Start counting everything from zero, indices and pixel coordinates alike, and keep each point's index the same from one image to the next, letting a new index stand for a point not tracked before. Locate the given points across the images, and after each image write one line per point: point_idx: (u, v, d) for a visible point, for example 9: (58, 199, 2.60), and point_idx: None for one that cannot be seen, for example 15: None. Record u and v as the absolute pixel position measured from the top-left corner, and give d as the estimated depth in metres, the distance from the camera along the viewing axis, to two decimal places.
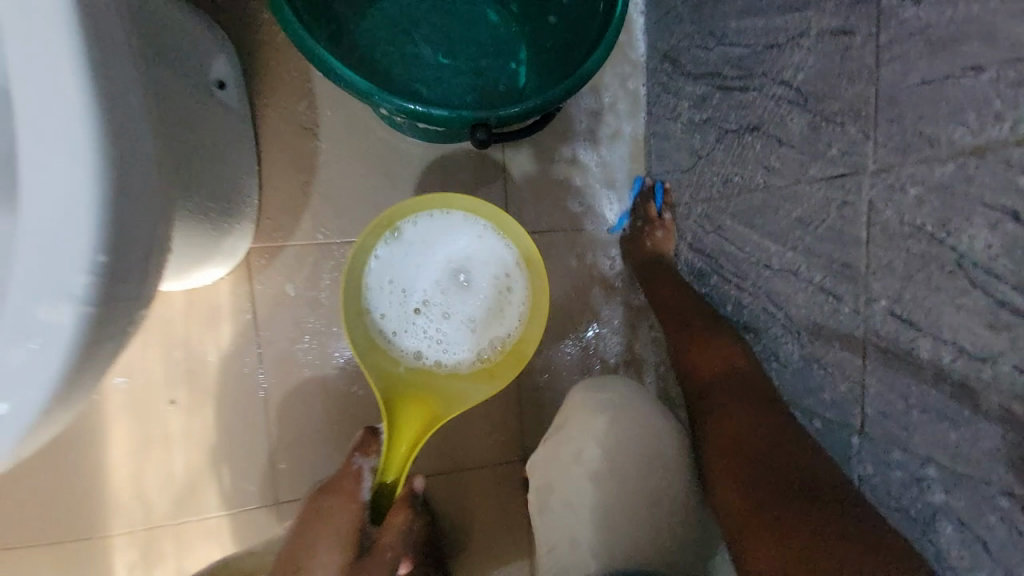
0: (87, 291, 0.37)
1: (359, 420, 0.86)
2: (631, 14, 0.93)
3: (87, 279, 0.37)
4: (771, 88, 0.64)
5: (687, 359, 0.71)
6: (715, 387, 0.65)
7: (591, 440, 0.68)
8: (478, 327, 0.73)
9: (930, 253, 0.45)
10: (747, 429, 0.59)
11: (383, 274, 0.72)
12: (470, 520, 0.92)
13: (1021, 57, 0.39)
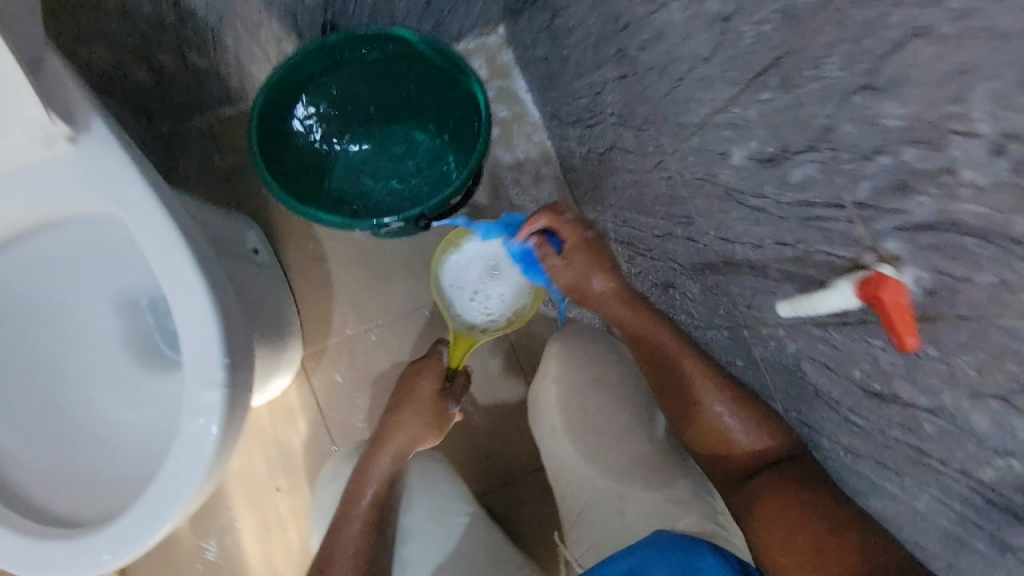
0: (222, 379, 0.63)
1: None
2: (519, 94, 1.23)
3: (220, 374, 0.63)
4: (609, 117, 0.89)
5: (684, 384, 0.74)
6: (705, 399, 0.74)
7: (559, 371, 0.86)
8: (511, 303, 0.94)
9: (716, 192, 0.66)
10: (718, 439, 0.71)
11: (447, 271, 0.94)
12: (528, 518, 1.09)
13: (694, 67, 0.62)
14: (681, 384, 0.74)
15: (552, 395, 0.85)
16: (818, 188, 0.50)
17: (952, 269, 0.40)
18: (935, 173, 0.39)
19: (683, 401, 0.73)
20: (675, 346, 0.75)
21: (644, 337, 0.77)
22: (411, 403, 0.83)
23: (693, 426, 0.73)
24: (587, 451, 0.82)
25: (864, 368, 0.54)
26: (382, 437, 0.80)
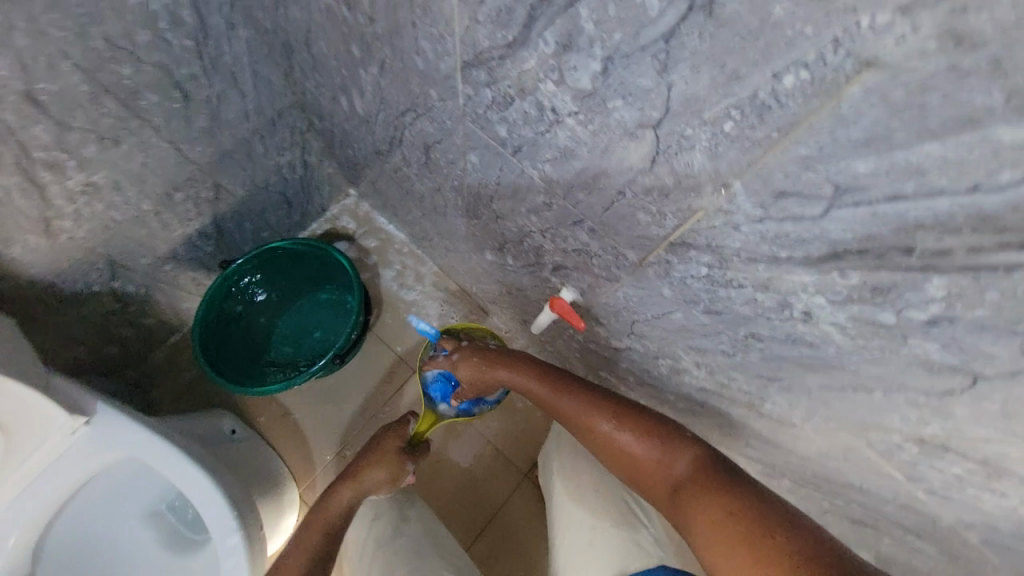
0: (237, 527, 0.93)
1: None
2: (384, 226, 1.61)
3: (234, 524, 0.93)
4: (435, 232, 1.27)
5: (589, 423, 0.83)
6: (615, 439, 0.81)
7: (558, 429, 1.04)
8: None
9: (498, 265, 1.04)
10: (642, 464, 0.79)
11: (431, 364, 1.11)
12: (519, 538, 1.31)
13: (445, 207, 1.00)
14: (609, 430, 0.81)
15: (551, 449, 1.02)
16: (522, 256, 0.88)
17: (576, 283, 0.77)
18: (540, 246, 0.77)
19: (611, 441, 0.81)
20: (585, 402, 0.84)
21: (566, 404, 0.85)
22: (381, 451, 1.00)
23: (625, 461, 0.80)
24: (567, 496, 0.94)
25: (601, 336, 0.89)
26: (354, 480, 0.96)
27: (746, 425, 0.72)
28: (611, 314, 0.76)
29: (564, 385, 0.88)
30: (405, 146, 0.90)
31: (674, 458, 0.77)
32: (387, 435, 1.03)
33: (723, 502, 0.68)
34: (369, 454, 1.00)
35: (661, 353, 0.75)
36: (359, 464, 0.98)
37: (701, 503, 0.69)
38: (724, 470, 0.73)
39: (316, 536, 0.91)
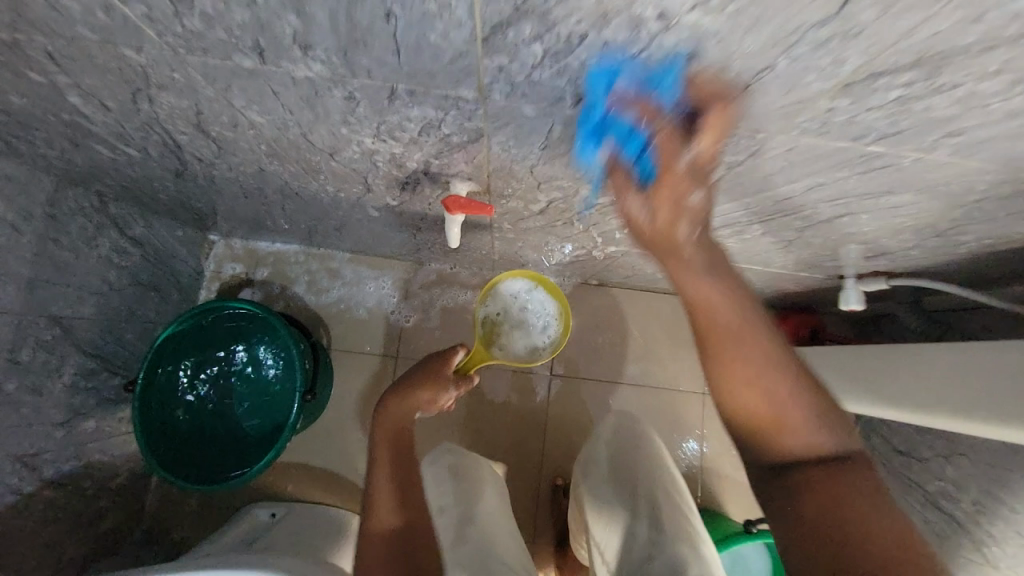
0: None
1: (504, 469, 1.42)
2: (270, 249, 1.47)
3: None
4: (312, 221, 1.15)
5: (740, 363, 0.58)
6: (772, 400, 0.58)
7: (607, 425, 1.08)
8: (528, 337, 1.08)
9: (384, 208, 0.92)
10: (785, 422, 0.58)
11: (493, 309, 1.09)
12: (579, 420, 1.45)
13: (290, 187, 0.87)
14: (779, 373, 0.58)
15: (593, 452, 1.06)
16: (390, 186, 0.78)
17: (452, 170, 0.67)
18: (392, 155, 0.64)
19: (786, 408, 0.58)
20: (757, 320, 0.59)
21: (723, 323, 0.59)
22: (432, 376, 0.98)
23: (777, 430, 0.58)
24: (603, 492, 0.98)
25: (513, 211, 0.84)
26: (406, 393, 0.97)
27: None
28: (506, 179, 0.67)
29: (745, 301, 0.59)
30: (188, 146, 0.72)
31: (822, 445, 0.57)
32: (440, 361, 1.00)
33: (875, 536, 0.51)
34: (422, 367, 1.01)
35: (573, 186, 0.67)
36: (414, 384, 0.97)
37: (832, 527, 0.52)
38: (869, 498, 0.53)
39: (385, 453, 0.91)
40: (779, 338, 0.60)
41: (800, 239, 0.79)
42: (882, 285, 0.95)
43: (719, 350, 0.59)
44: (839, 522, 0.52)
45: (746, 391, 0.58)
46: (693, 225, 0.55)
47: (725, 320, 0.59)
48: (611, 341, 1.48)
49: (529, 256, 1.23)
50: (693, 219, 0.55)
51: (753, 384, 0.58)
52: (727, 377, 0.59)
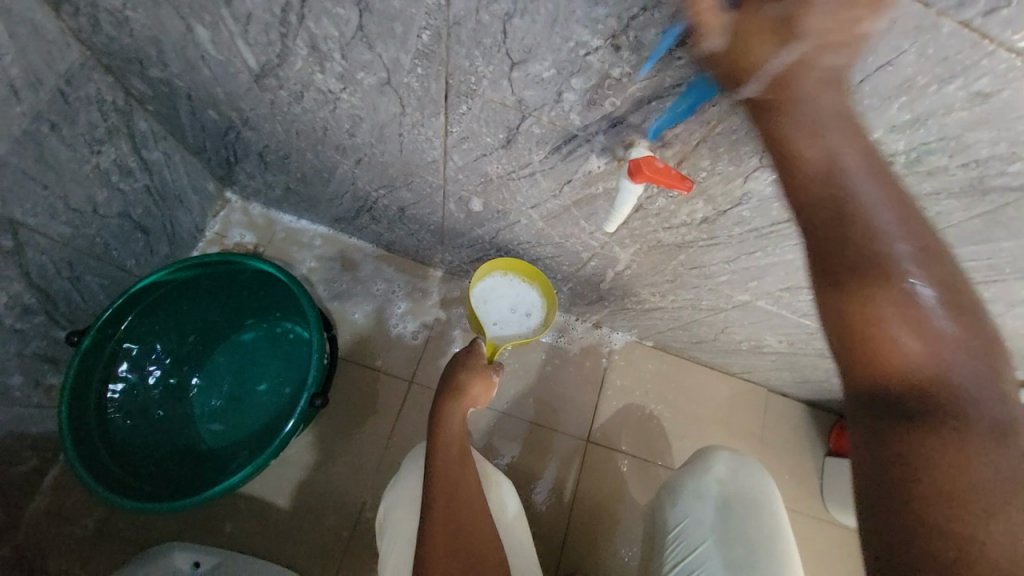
0: None
1: None
2: (291, 224, 1.24)
3: None
4: (373, 192, 0.96)
5: (845, 253, 0.42)
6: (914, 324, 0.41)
7: (723, 470, 0.76)
8: (526, 317, 1.03)
9: (497, 183, 0.75)
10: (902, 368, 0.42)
11: (484, 306, 1.02)
12: (609, 503, 1.19)
13: (397, 128, 0.70)
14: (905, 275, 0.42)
15: (698, 493, 0.76)
16: (542, 144, 0.62)
17: (662, 124, 0.52)
18: (603, 81, 0.49)
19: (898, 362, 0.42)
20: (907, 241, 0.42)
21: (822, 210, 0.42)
22: (476, 370, 0.91)
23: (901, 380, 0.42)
24: (698, 545, 0.73)
25: (665, 212, 0.68)
26: (460, 394, 0.88)
27: (937, 228, 0.54)
28: (723, 151, 0.53)
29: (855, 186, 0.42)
30: (315, 21, 0.55)
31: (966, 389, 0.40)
32: (475, 357, 0.93)
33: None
34: (459, 371, 0.90)
35: None
36: (463, 383, 0.89)
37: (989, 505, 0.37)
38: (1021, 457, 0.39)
39: (454, 463, 0.79)
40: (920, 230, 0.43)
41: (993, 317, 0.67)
42: None
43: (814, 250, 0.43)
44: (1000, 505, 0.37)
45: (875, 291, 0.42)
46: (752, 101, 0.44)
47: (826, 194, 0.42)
48: (661, 415, 1.28)
49: (608, 293, 1.06)
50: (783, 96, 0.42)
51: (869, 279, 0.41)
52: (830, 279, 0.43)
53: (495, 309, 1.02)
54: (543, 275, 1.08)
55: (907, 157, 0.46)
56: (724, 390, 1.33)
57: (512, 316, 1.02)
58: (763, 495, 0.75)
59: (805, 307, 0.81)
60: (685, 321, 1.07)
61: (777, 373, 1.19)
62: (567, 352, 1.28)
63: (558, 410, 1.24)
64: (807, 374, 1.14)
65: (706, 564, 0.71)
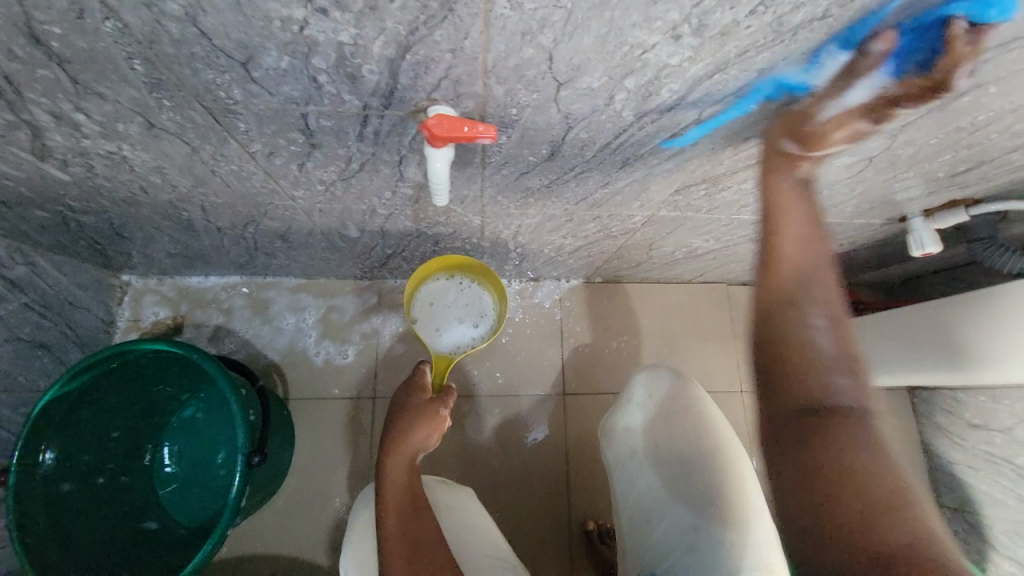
0: None
1: (523, 517, 1.15)
2: (199, 285, 1.18)
3: None
4: (244, 232, 0.90)
5: (798, 278, 0.57)
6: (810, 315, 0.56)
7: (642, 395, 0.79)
8: (476, 321, 0.99)
9: (340, 185, 0.69)
10: (840, 455, 0.50)
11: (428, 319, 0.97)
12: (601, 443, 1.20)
13: (204, 166, 0.63)
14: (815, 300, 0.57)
15: (626, 424, 0.80)
16: (345, 135, 0.56)
17: (433, 76, 0.46)
18: (343, 53, 0.43)
19: (840, 431, 0.51)
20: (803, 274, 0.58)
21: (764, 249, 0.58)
22: (419, 405, 0.87)
23: (819, 436, 0.51)
24: (638, 474, 0.76)
25: (512, 160, 0.62)
26: (404, 433, 0.84)
27: (770, 87, 0.48)
28: (512, 83, 0.47)
29: (788, 247, 0.58)
30: (30, 90, 0.48)
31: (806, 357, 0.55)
32: (419, 389, 0.89)
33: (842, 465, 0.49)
34: (406, 408, 0.87)
35: (608, 86, 0.48)
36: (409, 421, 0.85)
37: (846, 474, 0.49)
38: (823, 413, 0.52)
39: (404, 507, 0.77)
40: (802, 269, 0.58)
41: (884, 154, 0.61)
42: (963, 217, 0.77)
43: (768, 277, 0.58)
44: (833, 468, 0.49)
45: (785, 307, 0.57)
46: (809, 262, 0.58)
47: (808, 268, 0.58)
48: (629, 346, 1.26)
49: (525, 247, 0.99)
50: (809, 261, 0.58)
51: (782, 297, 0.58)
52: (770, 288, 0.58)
53: (442, 321, 0.98)
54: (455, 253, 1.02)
55: (692, 26, 0.40)
56: (686, 299, 1.29)
57: (462, 322, 0.98)
58: (694, 399, 0.75)
59: (705, 202, 0.76)
60: (612, 250, 1.02)
61: (726, 267, 1.15)
62: (519, 316, 1.24)
63: (527, 375, 1.22)
64: (752, 260, 1.10)
65: (645, 488, 0.75)
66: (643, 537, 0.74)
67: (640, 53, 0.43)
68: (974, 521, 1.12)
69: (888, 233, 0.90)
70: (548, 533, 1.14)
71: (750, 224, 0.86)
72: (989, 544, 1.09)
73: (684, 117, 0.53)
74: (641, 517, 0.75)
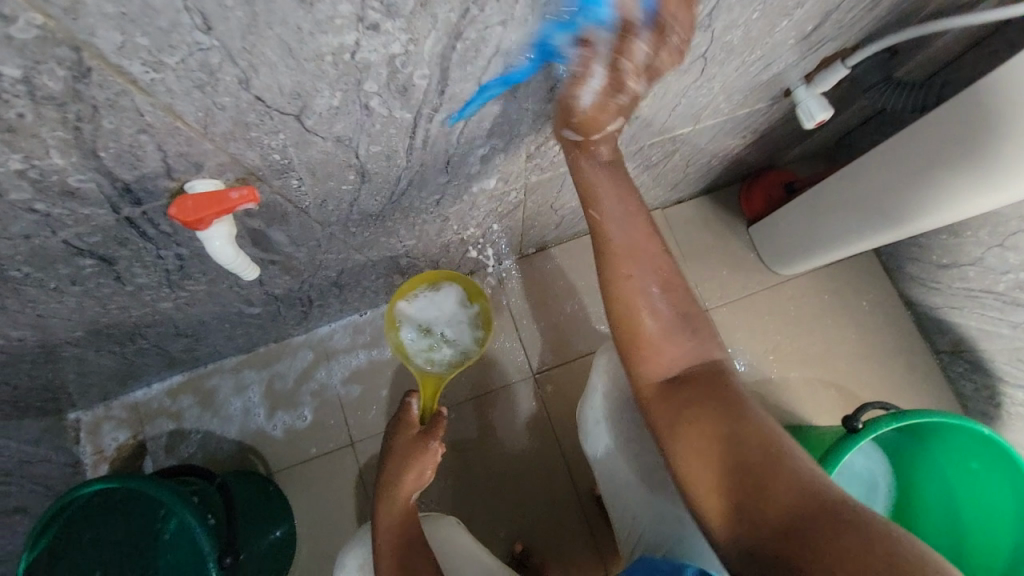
0: None
1: (534, 508, 1.12)
2: (144, 397, 1.15)
3: None
4: (138, 343, 0.85)
5: (641, 257, 0.61)
6: (662, 305, 0.62)
7: (605, 385, 0.78)
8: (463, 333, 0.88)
9: (180, 277, 0.64)
10: (734, 427, 0.54)
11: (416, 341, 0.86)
12: None
13: (26, 312, 0.59)
14: (667, 280, 0.62)
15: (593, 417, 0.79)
16: (130, 237, 0.50)
17: (154, 160, 0.40)
18: (33, 173, 0.37)
19: (716, 406, 0.56)
20: (653, 259, 0.62)
21: (615, 261, 0.61)
22: (410, 448, 0.70)
23: (713, 423, 0.55)
24: (613, 466, 0.78)
25: (328, 195, 0.56)
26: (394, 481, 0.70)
27: (530, 31, 0.42)
28: (246, 133, 0.41)
29: (625, 249, 0.61)
30: None
31: (673, 350, 0.61)
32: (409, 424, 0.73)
33: (743, 448, 0.52)
34: (396, 450, 0.71)
35: (350, 96, 0.41)
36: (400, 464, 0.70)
37: (754, 459, 0.51)
38: (712, 399, 0.57)
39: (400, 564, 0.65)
40: (658, 249, 0.62)
41: (714, 45, 0.54)
42: (843, 73, 0.69)
43: (617, 282, 0.61)
44: (739, 451, 0.52)
45: (648, 297, 0.61)
46: (655, 251, 0.62)
47: (648, 265, 0.62)
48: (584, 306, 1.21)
49: (428, 255, 0.94)
50: (654, 250, 0.62)
51: (642, 275, 0.61)
52: (621, 284, 0.61)
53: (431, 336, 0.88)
54: (365, 284, 0.97)
55: (379, 10, 0.34)
56: None
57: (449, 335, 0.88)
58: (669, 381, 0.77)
59: None
60: (518, 224, 0.96)
61: (647, 194, 1.08)
62: None
63: (493, 371, 1.18)
64: (670, 180, 1.03)
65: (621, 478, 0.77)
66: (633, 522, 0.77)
67: (350, 55, 0.37)
68: (971, 359, 1.08)
69: (786, 109, 0.83)
70: (565, 512, 1.12)
71: (635, 153, 0.80)
72: (993, 378, 1.05)
73: (464, 93, 0.47)
74: (626, 502, 0.77)
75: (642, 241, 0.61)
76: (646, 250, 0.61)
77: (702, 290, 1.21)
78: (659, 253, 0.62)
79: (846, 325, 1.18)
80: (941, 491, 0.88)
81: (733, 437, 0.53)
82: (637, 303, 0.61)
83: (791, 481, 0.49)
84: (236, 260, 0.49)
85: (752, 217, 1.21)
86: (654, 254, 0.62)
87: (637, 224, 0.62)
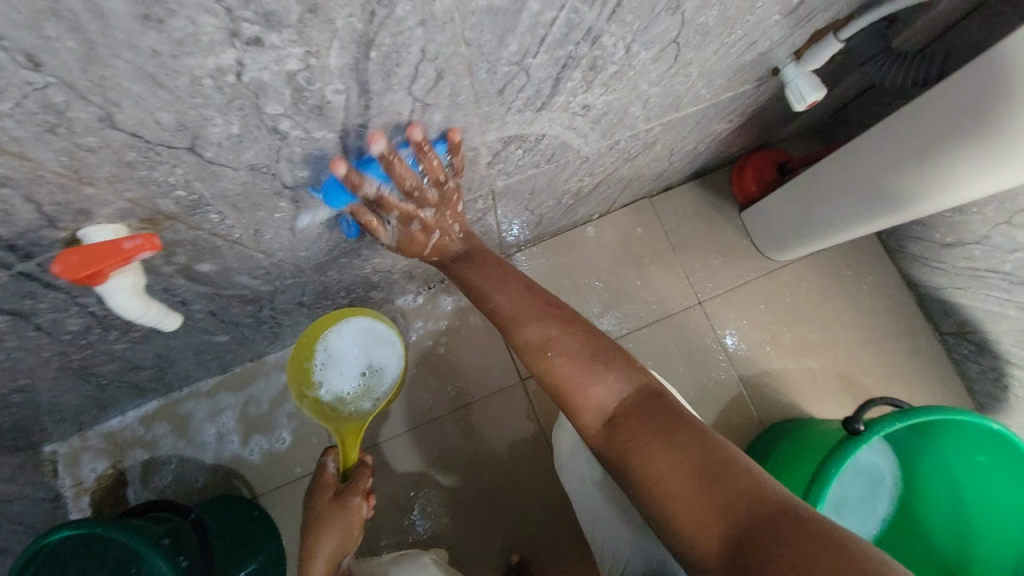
0: None
1: (527, 518, 1.09)
2: (119, 425, 1.10)
3: None
4: (96, 379, 0.80)
5: (544, 315, 0.62)
6: (579, 347, 0.61)
7: None
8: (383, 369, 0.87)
9: (115, 318, 0.58)
10: (677, 449, 0.51)
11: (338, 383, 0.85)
12: None
13: None
14: (575, 325, 0.62)
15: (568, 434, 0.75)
16: (37, 288, 0.44)
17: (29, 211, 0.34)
18: None
19: (655, 429, 0.54)
20: (560, 315, 0.63)
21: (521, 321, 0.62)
22: (326, 511, 0.71)
23: (655, 448, 0.52)
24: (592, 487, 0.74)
25: (260, 224, 0.50)
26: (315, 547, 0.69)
27: (459, 32, 0.35)
28: (133, 171, 0.35)
29: (526, 309, 0.63)
30: None
31: (600, 384, 0.59)
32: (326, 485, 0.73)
33: (693, 467, 0.49)
34: (315, 514, 0.71)
35: (252, 122, 0.35)
36: (320, 528, 0.70)
37: (705, 478, 0.48)
38: (649, 421, 0.55)
39: None
40: (563, 307, 0.63)
41: (683, 28, 0.47)
42: (835, 47, 0.62)
43: (526, 339, 0.62)
44: (691, 472, 0.49)
45: (556, 346, 0.61)
46: (557, 306, 0.64)
47: (556, 317, 0.62)
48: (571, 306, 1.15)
49: (398, 268, 0.88)
50: (555, 307, 0.64)
51: (549, 329, 0.62)
52: (530, 340, 0.62)
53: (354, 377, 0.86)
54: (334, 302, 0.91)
55: (254, 21, 0.27)
56: (612, 232, 1.16)
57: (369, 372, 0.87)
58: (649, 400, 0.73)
59: (534, 154, 0.63)
60: (493, 229, 0.89)
61: (631, 185, 1.01)
62: (446, 322, 1.14)
63: (478, 379, 1.13)
64: (654, 170, 0.96)
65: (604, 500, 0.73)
66: (616, 546, 0.73)
67: (235, 77, 0.31)
68: (977, 341, 1.03)
69: (774, 88, 0.76)
70: (558, 521, 1.09)
71: (609, 149, 0.73)
72: (1001, 360, 1.00)
73: (395, 106, 0.41)
74: (607, 525, 0.73)
75: (545, 303, 0.64)
76: (552, 309, 0.63)
77: (693, 282, 1.15)
78: (564, 309, 0.63)
79: (845, 312, 1.13)
80: (944, 486, 0.84)
81: (682, 457, 0.50)
82: (552, 351, 0.60)
83: (748, 493, 0.47)
84: (147, 309, 0.44)
85: (744, 202, 1.15)
86: (558, 309, 0.63)
87: (542, 288, 0.65)
